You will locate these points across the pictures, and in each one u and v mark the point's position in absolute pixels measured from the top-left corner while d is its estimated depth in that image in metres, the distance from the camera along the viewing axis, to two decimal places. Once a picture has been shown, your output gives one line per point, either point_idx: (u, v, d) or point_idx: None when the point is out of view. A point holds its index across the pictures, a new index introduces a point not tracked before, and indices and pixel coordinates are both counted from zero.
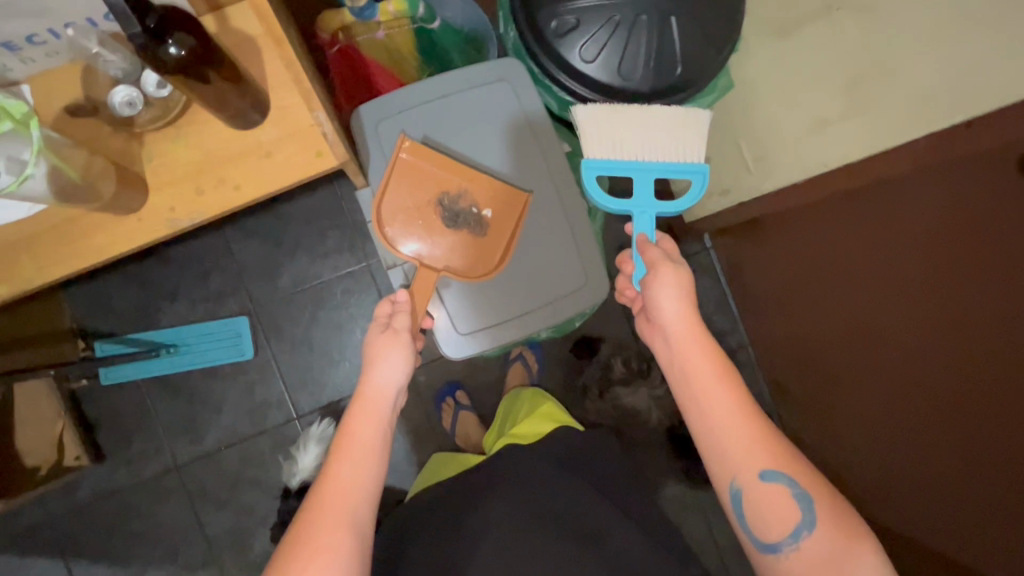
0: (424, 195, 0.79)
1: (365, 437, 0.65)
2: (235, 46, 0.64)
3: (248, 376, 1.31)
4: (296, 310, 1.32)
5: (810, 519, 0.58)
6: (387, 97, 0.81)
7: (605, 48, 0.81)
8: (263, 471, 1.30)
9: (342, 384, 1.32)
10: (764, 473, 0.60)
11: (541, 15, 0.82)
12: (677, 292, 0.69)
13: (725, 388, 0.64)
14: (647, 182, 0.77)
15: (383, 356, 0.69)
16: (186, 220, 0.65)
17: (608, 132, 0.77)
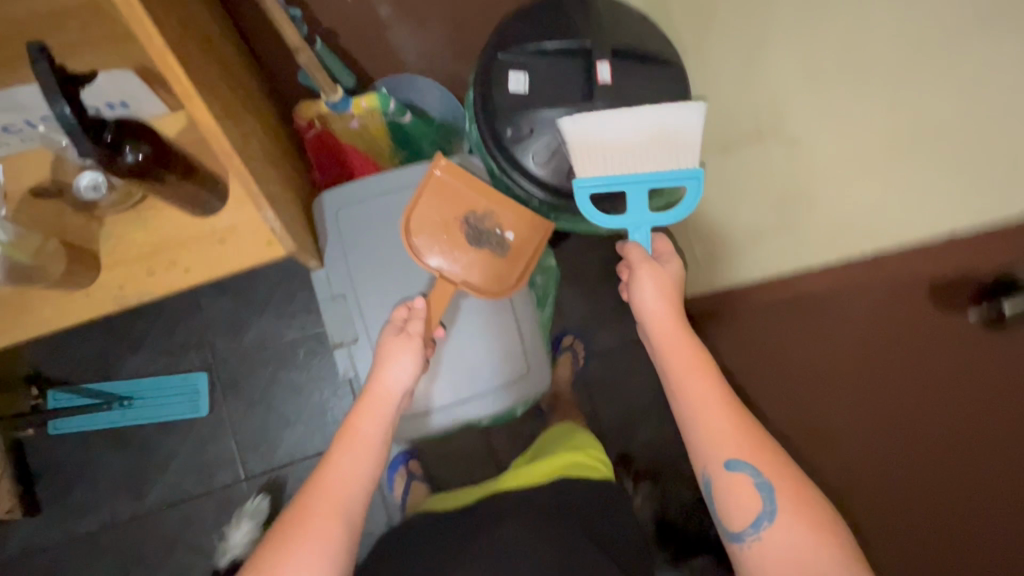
0: (451, 210, 0.85)
1: (369, 431, 0.67)
2: (203, 144, 0.69)
3: (200, 433, 1.30)
4: (257, 369, 1.32)
5: (773, 510, 0.58)
6: (351, 185, 0.86)
7: (555, 154, 0.88)
8: (203, 533, 1.27)
9: (295, 446, 1.31)
10: (729, 461, 0.61)
11: (499, 120, 0.88)
12: (660, 283, 0.72)
13: (708, 390, 0.65)
14: (638, 195, 0.76)
15: (393, 357, 0.72)
16: (133, 298, 0.67)
17: (595, 152, 0.79)
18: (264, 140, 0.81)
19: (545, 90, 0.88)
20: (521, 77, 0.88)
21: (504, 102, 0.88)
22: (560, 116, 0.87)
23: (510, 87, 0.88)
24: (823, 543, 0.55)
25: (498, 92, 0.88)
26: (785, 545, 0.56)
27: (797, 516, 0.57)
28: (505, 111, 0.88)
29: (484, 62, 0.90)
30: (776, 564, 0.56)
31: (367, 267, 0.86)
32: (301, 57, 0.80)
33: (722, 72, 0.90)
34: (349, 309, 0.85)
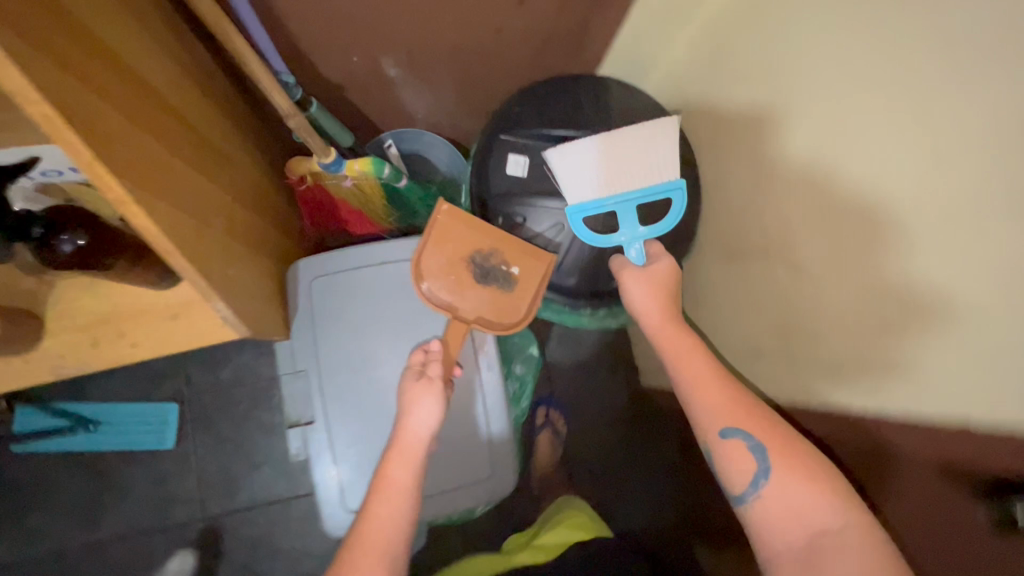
0: (456, 250, 0.81)
1: (401, 479, 0.66)
2: None
3: (164, 465, 1.26)
4: (231, 406, 1.28)
5: (767, 468, 0.60)
6: (329, 255, 0.82)
7: (549, 246, 0.83)
8: (151, 572, 1.22)
9: (257, 490, 1.26)
10: (724, 431, 0.64)
11: (493, 203, 0.85)
12: (653, 278, 0.76)
13: (696, 356, 0.70)
14: (629, 213, 0.77)
15: (417, 402, 0.71)
16: (73, 368, 0.64)
17: (585, 173, 0.78)
18: (251, 206, 0.78)
19: (545, 177, 0.83)
20: (521, 161, 0.84)
21: (501, 185, 0.84)
22: (556, 207, 0.82)
23: (508, 170, 0.84)
24: (819, 492, 0.57)
25: (494, 174, 0.85)
26: (784, 507, 0.58)
27: (791, 471, 0.59)
28: (499, 195, 0.84)
29: (484, 143, 0.87)
30: (776, 522, 0.58)
31: (335, 344, 0.81)
32: (291, 123, 0.77)
33: (731, 178, 0.85)
34: (308, 388, 0.81)
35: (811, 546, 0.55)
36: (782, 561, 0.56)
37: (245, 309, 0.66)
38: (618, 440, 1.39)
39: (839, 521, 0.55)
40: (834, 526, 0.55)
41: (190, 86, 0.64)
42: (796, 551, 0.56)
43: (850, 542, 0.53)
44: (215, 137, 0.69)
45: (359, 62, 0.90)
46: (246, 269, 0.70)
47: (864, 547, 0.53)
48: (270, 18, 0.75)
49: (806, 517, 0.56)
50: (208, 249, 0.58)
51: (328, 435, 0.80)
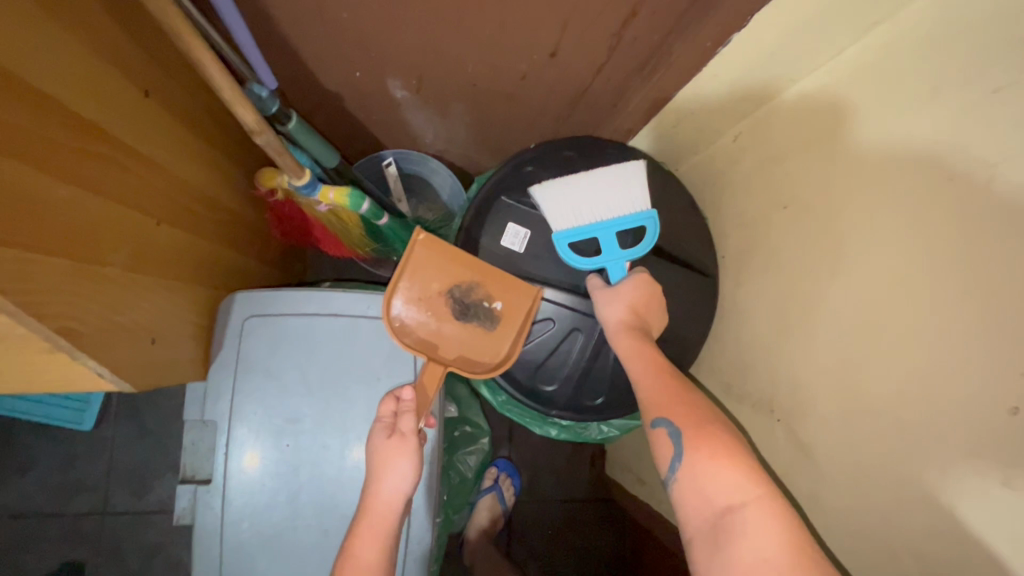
0: (433, 285, 0.70)
1: (369, 560, 0.58)
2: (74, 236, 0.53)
3: (76, 447, 1.16)
4: (160, 398, 1.17)
5: (681, 451, 0.53)
6: (273, 294, 0.71)
7: (537, 340, 0.73)
8: (33, 559, 1.12)
9: (168, 497, 1.16)
10: (656, 421, 0.56)
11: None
12: (619, 297, 0.65)
13: (642, 355, 0.62)
14: (609, 235, 0.67)
15: (389, 464, 0.61)
16: None
17: (566, 202, 0.68)
18: (190, 225, 0.66)
19: (543, 261, 0.72)
20: (522, 233, 0.72)
21: (491, 257, 0.73)
22: (553, 301, 0.72)
23: (503, 240, 0.73)
24: (725, 467, 0.49)
25: (486, 242, 0.73)
26: (694, 488, 0.50)
27: (700, 447, 0.52)
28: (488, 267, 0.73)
29: (482, 201, 0.74)
30: (689, 501, 0.51)
31: (255, 398, 0.70)
32: (259, 139, 0.66)
33: (750, 308, 0.73)
34: (213, 442, 0.70)
35: (716, 527, 0.47)
36: (697, 548, 0.48)
37: (138, 359, 0.55)
38: (567, 523, 1.28)
39: (745, 494, 0.47)
40: (737, 501, 0.47)
41: (128, 88, 0.52)
42: (704, 535, 0.48)
43: (750, 520, 0.45)
44: (154, 148, 0.58)
45: (362, 78, 0.79)
46: (157, 307, 0.58)
47: (764, 523, 0.45)
48: (260, 15, 0.64)
49: (714, 496, 0.49)
50: (87, 298, 0.46)
51: (223, 501, 0.69)
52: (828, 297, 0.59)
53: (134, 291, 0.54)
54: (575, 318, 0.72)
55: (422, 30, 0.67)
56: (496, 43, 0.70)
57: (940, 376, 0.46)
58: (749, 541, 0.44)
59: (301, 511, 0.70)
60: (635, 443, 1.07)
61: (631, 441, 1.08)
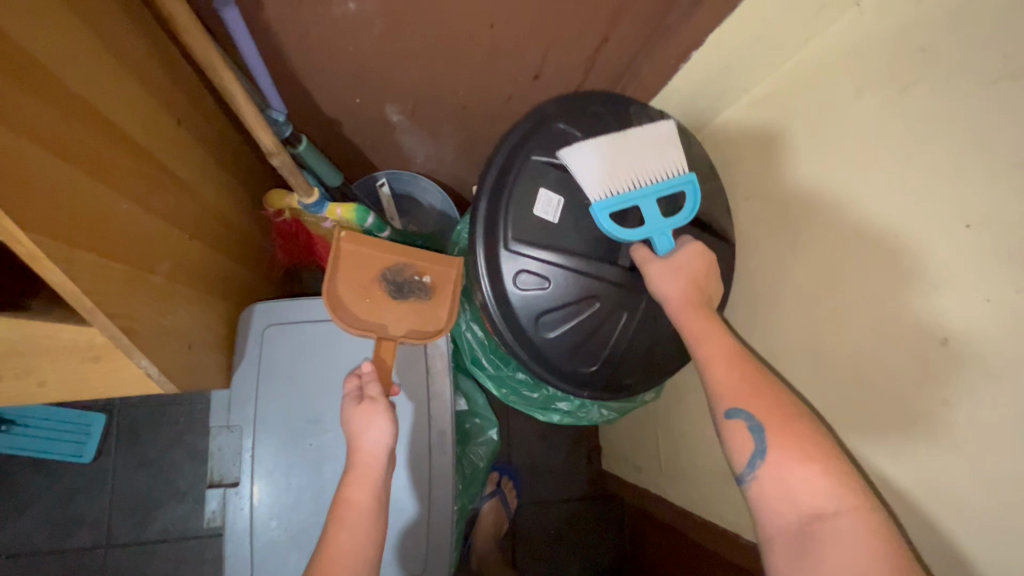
0: (366, 274, 0.75)
1: (361, 503, 0.60)
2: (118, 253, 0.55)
3: (75, 481, 1.15)
4: (163, 425, 1.19)
5: (765, 449, 0.52)
6: (291, 303, 0.76)
7: (575, 320, 0.68)
8: None
9: (174, 524, 1.16)
10: (730, 412, 0.55)
11: (508, 250, 0.65)
12: (679, 268, 0.61)
13: (713, 338, 0.59)
14: (651, 203, 0.63)
15: (366, 423, 0.62)
16: None
17: (604, 171, 0.63)
18: (213, 241, 0.72)
19: (581, 231, 0.66)
20: (556, 201, 0.66)
21: (524, 229, 0.65)
22: (603, 277, 0.66)
23: (536, 209, 0.65)
24: (816, 474, 0.49)
25: (516, 213, 0.65)
26: (778, 489, 0.51)
27: (790, 451, 0.51)
28: (523, 242, 0.65)
29: (507, 170, 0.67)
30: (769, 501, 0.51)
31: (277, 401, 0.74)
32: (274, 160, 0.72)
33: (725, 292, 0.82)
34: (239, 446, 0.73)
35: (803, 531, 0.48)
36: (777, 544, 0.50)
37: (178, 362, 0.59)
38: (570, 522, 1.32)
39: (833, 505, 0.48)
40: (830, 510, 0.48)
41: (166, 116, 0.59)
42: (787, 536, 0.49)
43: (839, 529, 0.47)
44: (183, 169, 0.63)
45: (361, 104, 0.86)
46: (191, 314, 0.64)
47: (859, 534, 0.46)
48: (272, 50, 0.71)
49: (802, 501, 0.49)
50: (140, 301, 0.51)
51: (249, 501, 0.73)
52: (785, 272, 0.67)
53: (173, 299, 0.59)
54: (617, 294, 0.67)
55: (419, 60, 0.76)
56: (484, 68, 0.78)
57: (873, 327, 0.55)
58: (841, 553, 0.46)
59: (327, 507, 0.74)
60: (630, 431, 1.14)
61: (627, 431, 1.15)
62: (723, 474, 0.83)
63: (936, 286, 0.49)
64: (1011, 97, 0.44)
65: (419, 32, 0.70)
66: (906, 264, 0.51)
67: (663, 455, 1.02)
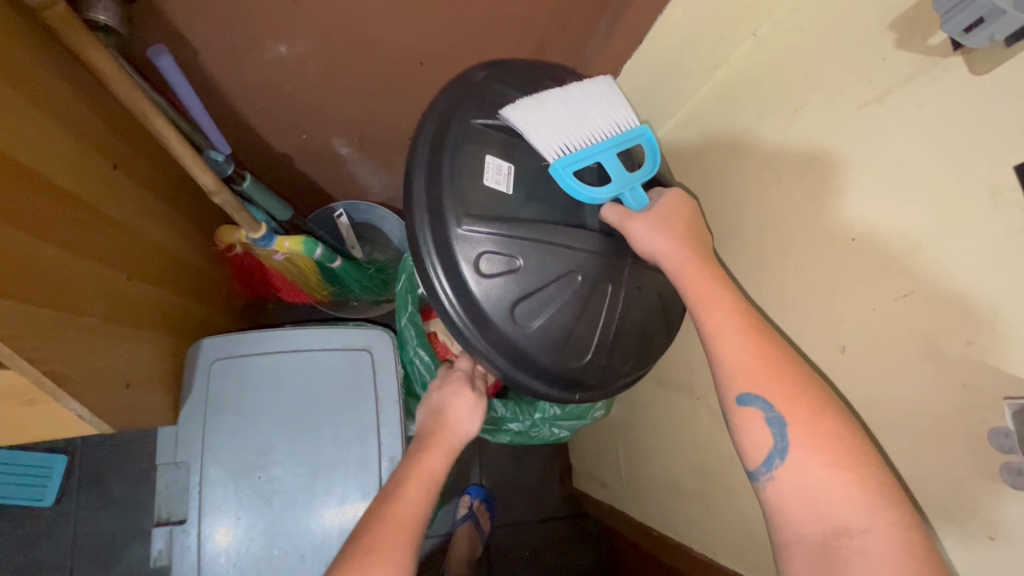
0: None
1: (441, 464, 0.62)
2: (69, 288, 0.53)
3: (37, 526, 1.14)
4: (126, 464, 1.18)
5: (786, 446, 0.48)
6: (238, 338, 0.77)
7: (560, 303, 0.59)
8: None
9: (139, 565, 1.14)
10: (741, 397, 0.51)
11: (462, 230, 0.57)
12: (665, 218, 0.57)
13: (720, 308, 0.54)
14: (612, 157, 0.58)
15: (468, 407, 0.69)
16: None
17: (554, 126, 0.58)
18: (156, 276, 0.73)
19: (541, 200, 0.58)
20: (506, 169, 0.58)
21: (476, 207, 0.57)
22: (579, 247, 0.58)
23: (486, 179, 0.58)
24: (848, 481, 0.45)
25: (463, 189, 0.57)
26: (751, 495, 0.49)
27: (817, 453, 0.46)
28: (476, 219, 0.57)
29: (444, 144, 0.59)
30: (789, 507, 0.47)
31: (226, 436, 0.75)
32: (216, 199, 0.74)
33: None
34: (187, 483, 0.73)
35: (827, 548, 0.44)
36: (794, 551, 0.46)
37: (112, 402, 0.60)
38: (546, 542, 1.32)
39: (865, 521, 0.43)
40: (861, 526, 0.43)
41: (101, 161, 0.61)
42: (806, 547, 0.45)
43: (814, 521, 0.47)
44: (121, 211, 0.64)
45: (309, 139, 0.89)
46: (131, 354, 0.65)
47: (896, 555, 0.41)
48: (210, 93, 0.73)
49: (828, 509, 0.45)
50: (69, 345, 0.52)
51: (197, 538, 0.73)
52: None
53: (107, 339, 0.60)
54: (599, 264, 0.59)
55: (358, 95, 0.78)
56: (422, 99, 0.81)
57: (790, 337, 0.56)
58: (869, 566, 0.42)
59: (276, 540, 0.74)
60: (595, 448, 1.15)
61: (593, 448, 1.16)
62: (679, 487, 0.84)
63: (836, 296, 0.51)
64: (882, 117, 0.46)
65: (353, 68, 0.73)
66: (814, 274, 0.53)
67: (624, 469, 1.03)
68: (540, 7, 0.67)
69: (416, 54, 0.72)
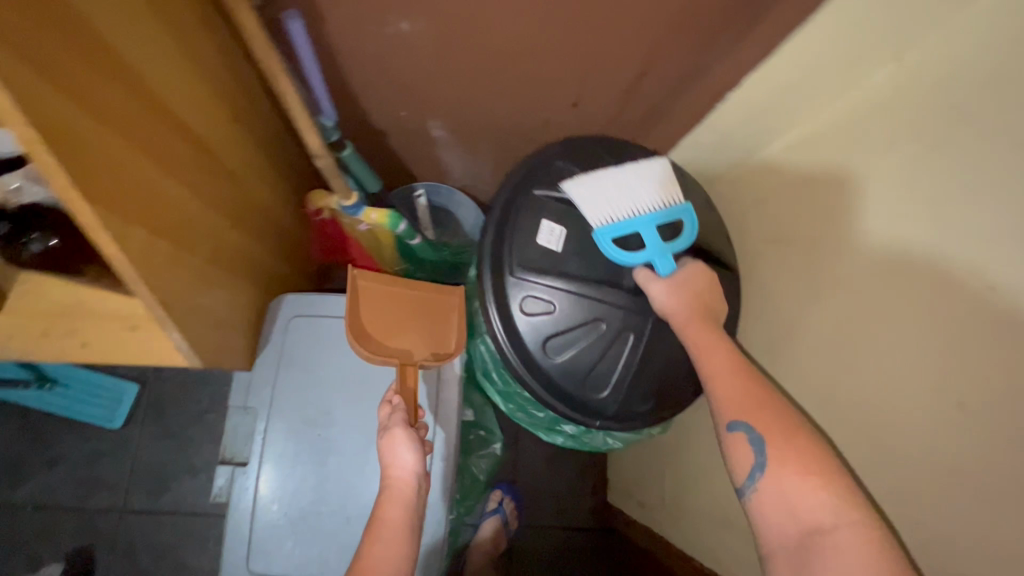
0: (379, 310, 0.76)
1: (397, 520, 0.63)
2: (184, 227, 0.56)
3: (102, 444, 1.22)
4: (189, 401, 1.25)
5: (763, 460, 0.55)
6: (317, 297, 0.80)
7: (586, 344, 0.69)
8: (50, 549, 1.17)
9: (185, 498, 1.21)
10: (730, 424, 0.58)
11: (513, 276, 0.70)
12: (681, 285, 0.65)
13: (720, 351, 0.63)
14: (652, 227, 0.65)
15: (391, 449, 0.65)
16: (13, 354, 0.60)
17: (603, 199, 0.67)
18: (255, 228, 0.77)
19: (587, 259, 0.69)
20: (557, 231, 0.70)
21: (529, 260, 0.70)
22: (609, 301, 0.69)
23: (539, 238, 0.71)
24: (814, 487, 0.52)
25: (521, 245, 0.71)
26: (775, 500, 0.53)
27: (789, 465, 0.54)
28: (528, 270, 0.70)
29: (512, 209, 0.74)
30: (769, 510, 0.54)
31: (294, 389, 0.78)
32: (319, 163, 0.76)
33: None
34: (253, 427, 0.77)
35: (803, 541, 0.51)
36: None
37: (205, 338, 0.63)
38: (569, 549, 1.30)
39: (831, 518, 0.50)
40: (829, 522, 0.50)
41: (226, 112, 0.64)
42: (788, 550, 0.52)
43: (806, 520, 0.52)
44: (235, 161, 0.68)
45: (407, 117, 0.91)
46: (224, 298, 0.68)
47: (856, 546, 0.48)
48: (327, 60, 0.76)
49: (800, 513, 0.52)
50: (177, 279, 0.55)
51: (256, 482, 0.75)
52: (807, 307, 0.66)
53: (207, 280, 0.63)
54: (626, 314, 0.69)
55: (465, 79, 0.80)
56: (525, 91, 0.82)
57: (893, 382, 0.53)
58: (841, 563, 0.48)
59: (326, 498, 0.76)
60: (638, 467, 1.12)
61: (636, 465, 1.13)
62: (728, 521, 0.81)
63: (971, 348, 0.46)
64: None
65: (466, 53, 0.74)
66: (940, 321, 0.49)
67: (668, 493, 1.00)
68: (668, 10, 0.65)
69: (530, 45, 0.72)
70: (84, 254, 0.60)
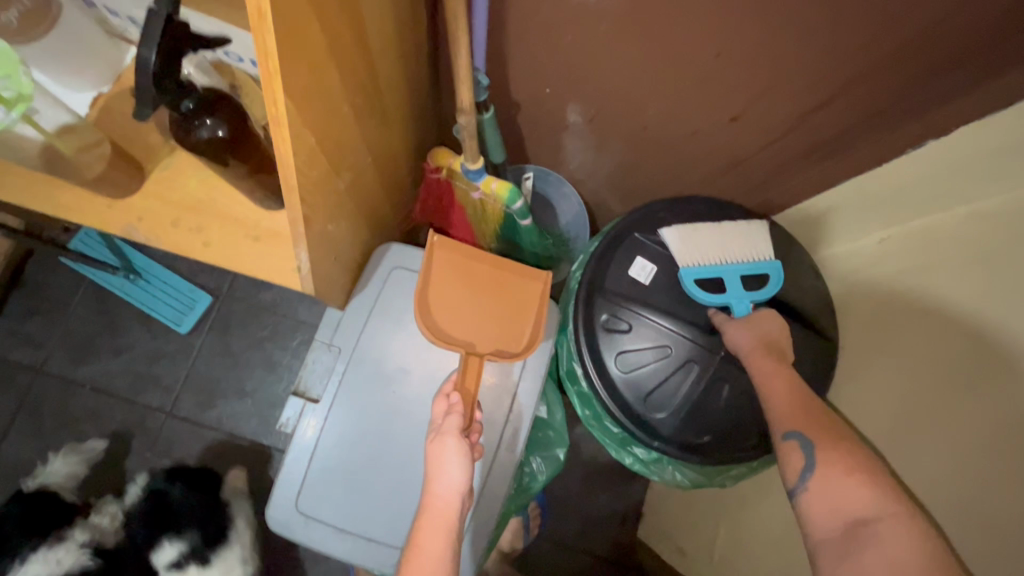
0: (452, 285, 0.73)
1: (436, 553, 0.58)
2: (341, 148, 0.54)
3: (165, 345, 1.25)
4: (253, 325, 1.26)
5: (813, 464, 0.61)
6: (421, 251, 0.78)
7: (652, 363, 0.76)
8: (96, 432, 1.21)
9: (229, 417, 1.22)
10: (786, 433, 0.65)
11: (602, 296, 0.79)
12: (752, 327, 0.72)
13: (781, 378, 0.68)
14: (733, 276, 0.77)
15: (440, 460, 0.62)
16: (142, 236, 0.60)
17: (695, 246, 0.78)
18: (386, 171, 0.76)
19: (669, 294, 0.78)
20: (648, 266, 0.79)
21: (617, 285, 0.79)
22: (682, 332, 0.76)
23: (630, 271, 0.79)
24: (858, 484, 0.57)
25: (614, 271, 0.80)
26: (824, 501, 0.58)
27: (836, 466, 0.60)
28: (613, 293, 0.79)
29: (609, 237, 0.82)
30: (819, 509, 0.59)
31: (381, 339, 0.76)
32: (461, 120, 0.74)
33: (880, 404, 0.74)
34: (332, 367, 0.75)
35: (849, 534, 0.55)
36: None
37: (323, 267, 0.62)
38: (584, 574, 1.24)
39: (876, 508, 0.55)
40: (873, 514, 0.55)
41: (399, 45, 0.62)
42: (833, 540, 0.55)
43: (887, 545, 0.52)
44: (390, 98, 0.66)
45: (549, 95, 0.87)
46: (346, 232, 0.67)
47: (900, 534, 0.52)
48: (496, 15, 0.72)
49: (846, 508, 0.57)
50: (321, 197, 0.53)
51: (323, 421, 0.74)
52: (986, 395, 0.59)
53: (340, 209, 0.61)
54: (693, 346, 0.75)
55: (626, 68, 0.75)
56: (684, 95, 0.77)
57: None
58: (885, 553, 0.51)
59: (386, 456, 0.73)
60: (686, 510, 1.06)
61: (684, 507, 1.07)
62: None
63: None
64: None
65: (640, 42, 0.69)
66: None
67: (720, 547, 0.93)
68: (890, 36, 0.58)
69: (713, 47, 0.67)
70: (248, 145, 0.55)
